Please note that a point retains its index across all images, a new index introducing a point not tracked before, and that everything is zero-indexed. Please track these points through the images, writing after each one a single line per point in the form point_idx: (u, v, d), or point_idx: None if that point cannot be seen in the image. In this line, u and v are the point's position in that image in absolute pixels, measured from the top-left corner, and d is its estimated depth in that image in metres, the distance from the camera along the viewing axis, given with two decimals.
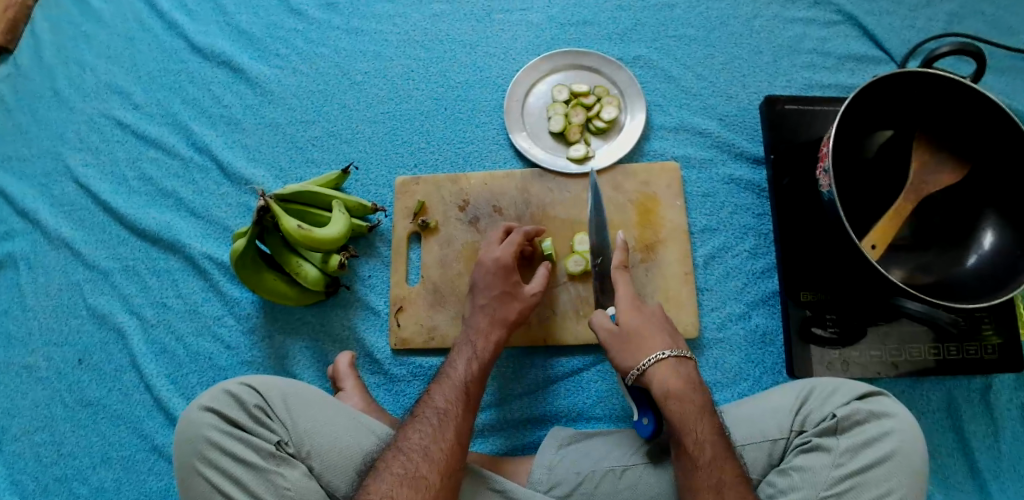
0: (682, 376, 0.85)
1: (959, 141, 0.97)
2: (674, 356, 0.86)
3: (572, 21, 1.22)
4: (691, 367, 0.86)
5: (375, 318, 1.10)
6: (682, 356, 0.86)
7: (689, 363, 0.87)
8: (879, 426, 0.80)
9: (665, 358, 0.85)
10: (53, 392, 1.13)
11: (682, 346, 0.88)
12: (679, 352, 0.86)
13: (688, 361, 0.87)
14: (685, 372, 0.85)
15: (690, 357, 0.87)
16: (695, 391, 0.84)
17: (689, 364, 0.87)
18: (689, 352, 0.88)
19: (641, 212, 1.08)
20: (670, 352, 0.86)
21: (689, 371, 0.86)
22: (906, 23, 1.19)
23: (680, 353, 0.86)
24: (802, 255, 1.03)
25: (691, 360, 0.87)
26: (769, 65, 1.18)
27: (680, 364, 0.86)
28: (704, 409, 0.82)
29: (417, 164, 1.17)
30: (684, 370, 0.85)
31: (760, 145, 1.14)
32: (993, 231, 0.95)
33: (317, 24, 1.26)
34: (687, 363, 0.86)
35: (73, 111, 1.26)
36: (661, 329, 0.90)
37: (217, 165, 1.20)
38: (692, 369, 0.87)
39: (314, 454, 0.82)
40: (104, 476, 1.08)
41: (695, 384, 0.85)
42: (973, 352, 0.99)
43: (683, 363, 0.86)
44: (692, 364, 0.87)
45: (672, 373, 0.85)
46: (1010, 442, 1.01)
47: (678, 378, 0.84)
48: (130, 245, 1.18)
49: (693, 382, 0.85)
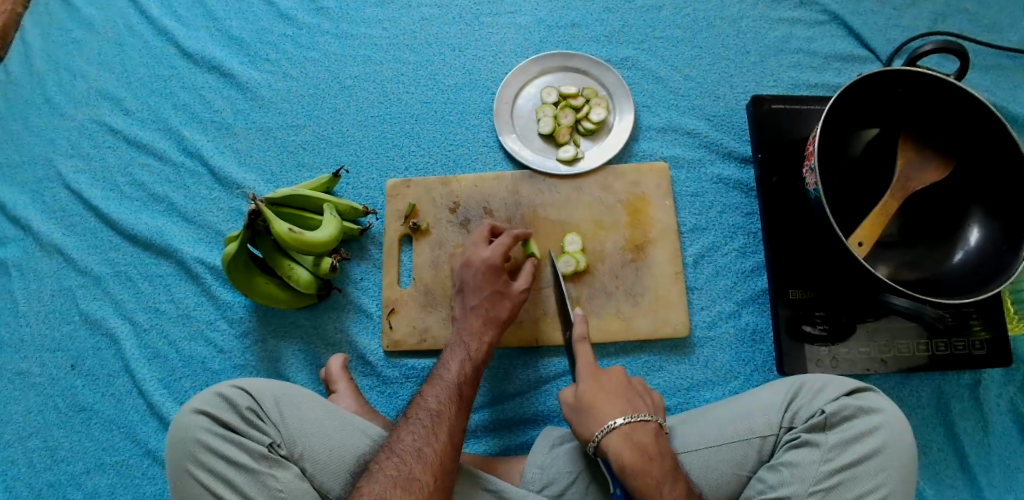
0: (637, 444, 0.81)
1: (945, 137, 0.98)
2: (627, 423, 0.82)
3: (561, 24, 1.23)
4: (651, 432, 0.83)
5: (367, 320, 1.10)
6: (637, 420, 0.83)
7: (649, 428, 0.83)
8: (867, 421, 0.80)
9: (617, 428, 0.82)
10: (45, 398, 1.13)
11: (640, 409, 0.85)
12: (634, 417, 0.83)
13: (646, 425, 0.83)
14: (643, 439, 0.82)
15: (648, 419, 0.84)
16: (656, 459, 0.80)
17: (649, 429, 0.83)
18: (647, 415, 0.84)
19: (630, 212, 1.09)
20: (621, 421, 0.83)
21: (649, 437, 0.82)
22: (892, 22, 1.20)
23: (633, 418, 0.83)
24: (790, 253, 1.04)
25: (650, 424, 0.84)
26: (756, 65, 1.19)
27: (635, 430, 0.82)
28: (669, 477, 0.79)
29: (408, 167, 1.18)
30: (640, 437, 0.82)
31: (747, 144, 1.15)
32: (979, 226, 0.96)
33: (307, 29, 1.27)
34: (644, 428, 0.83)
35: (64, 117, 1.27)
36: (617, 391, 0.87)
37: (208, 171, 1.21)
38: (654, 434, 0.83)
39: (306, 456, 0.82)
40: (98, 482, 1.08)
41: (657, 450, 0.81)
42: (961, 347, 1.00)
43: (639, 429, 0.83)
44: (651, 428, 0.83)
45: (626, 444, 0.81)
46: (1000, 437, 1.02)
47: (631, 449, 0.81)
48: (122, 250, 1.18)
49: (654, 448, 0.81)
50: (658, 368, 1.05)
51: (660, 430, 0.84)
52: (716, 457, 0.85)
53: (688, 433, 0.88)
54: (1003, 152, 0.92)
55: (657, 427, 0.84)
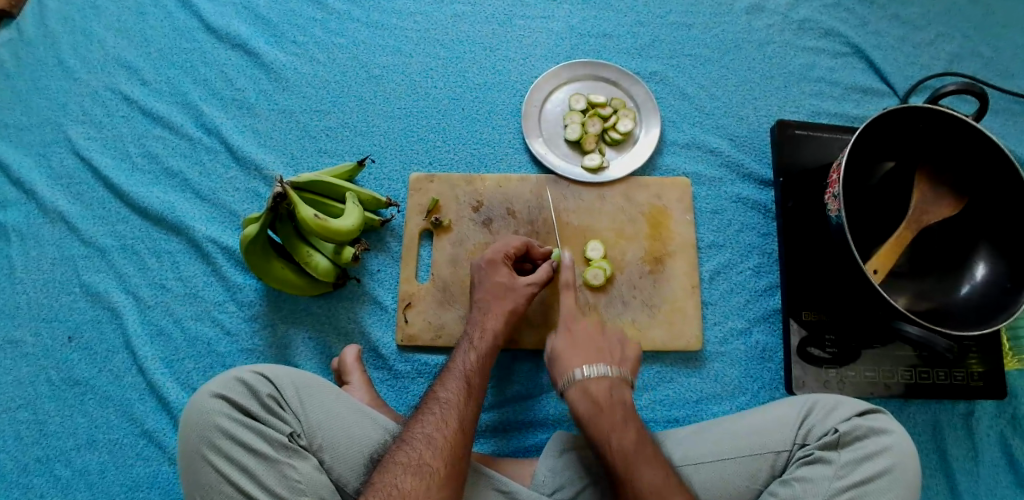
0: (590, 397, 0.85)
1: (961, 176, 1.01)
2: (585, 376, 0.86)
3: (592, 33, 1.25)
4: (608, 385, 0.86)
5: (382, 312, 1.09)
6: (594, 373, 0.86)
7: (606, 381, 0.86)
8: (878, 441, 0.82)
9: (576, 380, 0.86)
10: (39, 369, 1.09)
11: (601, 363, 0.88)
12: (592, 370, 0.87)
13: (603, 378, 0.86)
14: (598, 392, 0.85)
15: (605, 373, 0.87)
16: (605, 410, 0.84)
17: (607, 381, 0.86)
18: (606, 368, 0.87)
19: (651, 224, 1.11)
20: (581, 373, 0.87)
21: (604, 388, 0.86)
22: (909, 60, 1.24)
23: (591, 370, 0.87)
24: (806, 275, 1.06)
25: (608, 377, 0.87)
26: (780, 90, 1.22)
27: (590, 383, 0.86)
28: (618, 426, 0.82)
29: (431, 162, 1.17)
30: (594, 388, 0.86)
31: (767, 167, 1.18)
32: (986, 263, 1.00)
33: (337, 15, 1.26)
34: (601, 380, 0.86)
35: (77, 82, 1.23)
36: (587, 345, 0.90)
37: (226, 148, 1.18)
38: (610, 385, 0.86)
39: (325, 446, 0.82)
40: (88, 459, 1.04)
41: (609, 403, 0.84)
42: (960, 378, 1.04)
43: (595, 381, 0.86)
44: (607, 381, 0.86)
45: (580, 394, 0.86)
46: (989, 466, 1.05)
47: (585, 400, 0.85)
48: (131, 223, 1.15)
49: (606, 400, 0.85)
50: (669, 380, 1.06)
51: (621, 383, 0.87)
52: (730, 470, 0.86)
53: (697, 444, 0.89)
54: (1013, 191, 0.96)
55: (617, 380, 0.87)
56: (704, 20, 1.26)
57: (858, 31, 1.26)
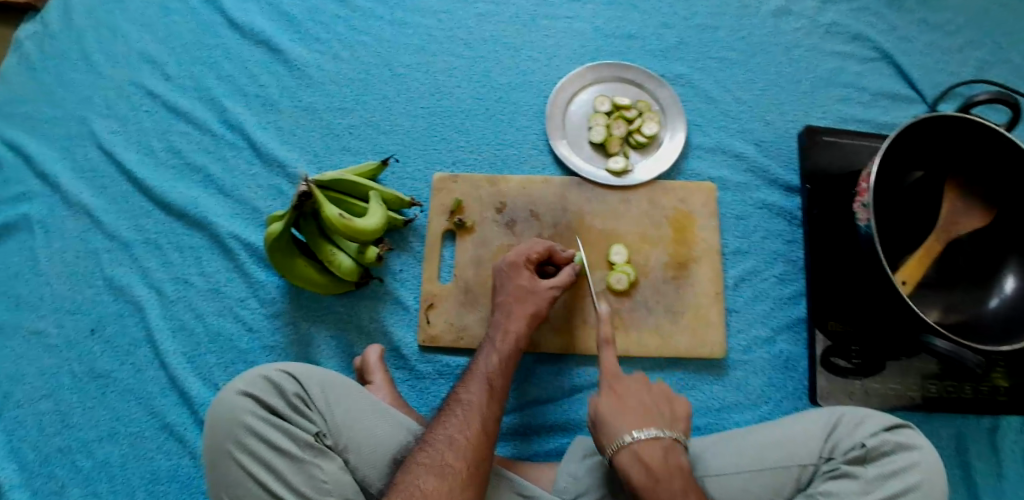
0: (644, 465, 0.80)
1: (992, 185, 1.00)
2: (636, 440, 0.81)
3: (617, 34, 1.24)
4: (662, 449, 0.81)
5: (403, 313, 1.09)
6: (647, 437, 0.81)
7: (659, 445, 0.81)
8: (906, 457, 0.82)
9: (626, 445, 0.81)
10: (62, 361, 1.09)
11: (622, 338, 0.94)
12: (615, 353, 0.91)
13: (657, 442, 0.81)
14: (651, 458, 0.80)
15: (659, 437, 0.81)
16: (662, 480, 0.78)
17: (660, 445, 0.81)
18: (659, 432, 0.82)
19: (676, 229, 1.10)
20: (630, 437, 0.81)
21: (657, 453, 0.80)
22: (939, 66, 1.23)
23: (642, 435, 0.81)
24: (832, 285, 1.05)
25: (661, 441, 0.81)
26: (806, 96, 1.21)
27: (644, 450, 0.80)
28: (678, 499, 0.77)
29: (454, 162, 1.17)
30: (647, 455, 0.80)
31: (793, 173, 1.16)
32: (1016, 275, 0.98)
33: (361, 12, 1.25)
34: (653, 444, 0.81)
35: (101, 75, 1.24)
36: (634, 405, 0.85)
37: (249, 145, 1.18)
38: (664, 449, 0.81)
39: (350, 447, 0.82)
40: (110, 451, 1.05)
41: (664, 470, 0.79)
42: (987, 392, 1.03)
43: (647, 446, 0.81)
44: (660, 446, 0.81)
45: (632, 460, 0.80)
46: (1013, 480, 1.03)
47: (639, 467, 0.80)
48: (154, 218, 1.16)
49: (661, 466, 0.79)
50: (691, 386, 1.06)
51: (675, 446, 0.82)
52: (755, 483, 0.85)
53: (720, 454, 0.89)
54: None
55: (671, 443, 0.82)
56: (730, 23, 1.25)
57: (887, 36, 1.24)
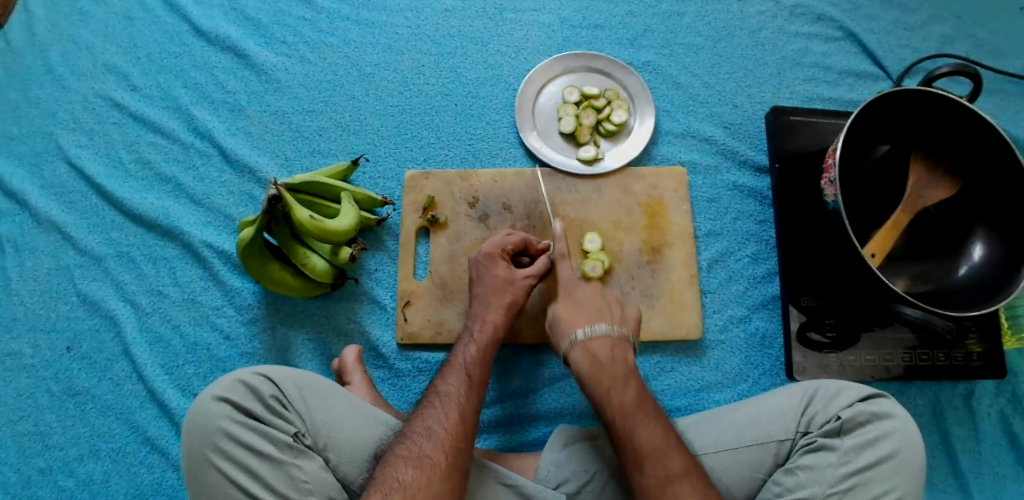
0: (592, 356, 0.87)
1: (956, 158, 1.01)
2: (586, 336, 0.88)
3: (584, 24, 1.24)
4: (609, 344, 0.87)
5: (381, 312, 1.09)
6: (594, 332, 0.88)
7: (607, 340, 0.88)
8: (881, 426, 0.82)
9: (578, 342, 0.88)
10: (39, 380, 1.08)
11: (599, 322, 0.90)
12: (591, 330, 0.88)
13: (605, 337, 0.88)
14: (600, 352, 0.87)
15: (605, 331, 0.88)
16: (606, 366, 0.86)
17: (608, 341, 0.88)
18: (607, 328, 0.89)
19: (648, 214, 1.11)
20: (582, 333, 0.88)
21: (606, 347, 0.87)
22: (901, 42, 1.24)
23: (592, 331, 0.88)
24: (805, 261, 1.06)
25: (609, 336, 0.88)
26: (773, 77, 1.22)
27: (591, 343, 0.87)
28: (618, 381, 0.84)
29: (426, 159, 1.16)
30: (596, 347, 0.87)
31: (763, 153, 1.17)
32: (983, 243, 1.00)
33: (326, 14, 1.25)
34: (601, 339, 0.88)
35: (66, 90, 1.22)
36: (588, 307, 0.92)
37: (219, 152, 1.18)
38: (611, 345, 0.88)
39: (330, 446, 0.82)
40: (92, 468, 1.04)
41: (611, 359, 0.86)
42: (960, 359, 1.04)
43: (595, 340, 0.88)
44: (607, 339, 0.88)
45: (583, 354, 0.87)
46: (990, 445, 1.05)
47: (587, 357, 0.87)
48: (126, 231, 1.15)
49: (608, 358, 0.86)
50: (670, 369, 1.06)
51: (622, 342, 0.89)
52: (735, 460, 0.86)
53: (702, 436, 0.89)
54: (1008, 171, 0.96)
55: (618, 339, 0.88)
56: (696, 8, 1.26)
57: (850, 15, 1.26)
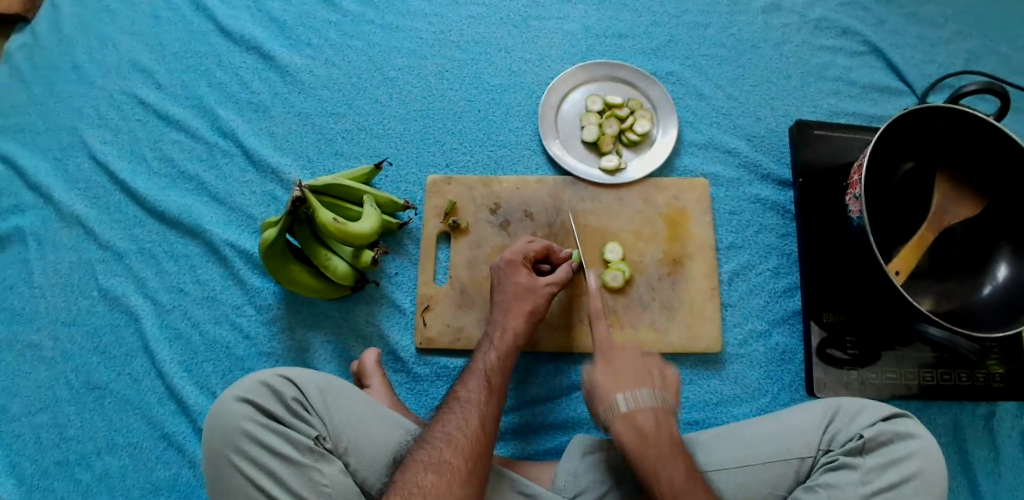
0: (637, 429, 0.82)
1: (980, 176, 1.01)
2: (630, 406, 0.83)
3: (608, 33, 1.24)
4: (654, 415, 0.83)
5: (400, 316, 1.09)
6: (637, 402, 0.83)
7: (652, 410, 0.83)
8: (904, 447, 0.82)
9: (620, 411, 0.83)
10: (58, 373, 1.09)
11: (643, 389, 0.85)
12: (635, 399, 0.83)
13: (649, 408, 0.83)
14: (644, 422, 0.82)
15: (650, 401, 0.83)
16: (653, 441, 0.81)
17: (652, 411, 0.83)
18: (651, 396, 0.84)
19: (670, 225, 1.10)
20: (624, 402, 0.83)
21: (650, 418, 0.82)
22: (927, 58, 1.23)
23: (637, 401, 0.83)
24: (826, 277, 1.05)
25: (654, 407, 0.83)
26: (796, 90, 1.21)
27: (636, 414, 0.82)
28: (666, 458, 0.79)
29: (448, 164, 1.17)
30: (640, 419, 0.82)
31: (785, 167, 1.17)
32: (1008, 263, 0.99)
33: (352, 17, 1.26)
34: (646, 410, 0.83)
35: (92, 85, 1.23)
36: (629, 372, 0.87)
37: (242, 152, 1.18)
38: (656, 417, 0.83)
39: (350, 449, 0.82)
40: (109, 463, 1.04)
41: (656, 432, 0.81)
42: (981, 379, 1.03)
43: (640, 410, 0.83)
44: (652, 410, 0.83)
45: (626, 424, 0.82)
46: (1011, 467, 1.04)
47: (631, 430, 0.82)
48: (147, 228, 1.15)
49: (654, 432, 0.81)
50: (688, 381, 1.06)
51: (665, 410, 0.84)
52: (756, 476, 0.86)
53: (722, 450, 0.89)
54: None
55: (663, 409, 0.84)
56: (720, 19, 1.26)
57: (876, 29, 1.25)
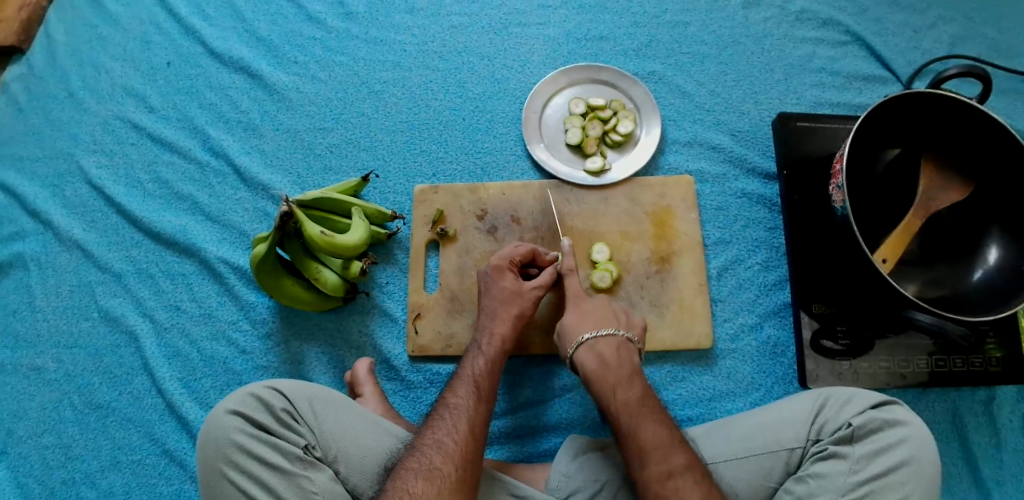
0: (598, 356, 0.88)
1: (967, 160, 1.00)
2: (592, 338, 0.90)
3: (589, 36, 1.25)
4: (615, 345, 0.90)
5: (392, 324, 1.10)
6: (600, 334, 0.90)
7: (613, 342, 0.90)
8: (893, 434, 0.81)
9: (583, 343, 0.90)
10: (62, 394, 1.11)
11: (607, 324, 0.92)
12: (599, 331, 0.91)
13: (611, 339, 0.90)
14: (606, 352, 0.89)
15: (613, 334, 0.91)
16: (612, 366, 0.87)
17: (614, 343, 0.90)
18: (613, 331, 0.91)
19: (656, 224, 1.11)
20: (588, 335, 0.91)
21: (612, 348, 0.89)
22: (911, 45, 1.23)
23: (598, 333, 0.91)
24: (815, 268, 1.05)
25: (614, 339, 0.90)
26: (780, 83, 1.22)
27: (599, 343, 0.90)
28: (624, 381, 0.86)
29: (435, 173, 1.18)
30: (602, 348, 0.89)
31: (771, 160, 1.17)
32: (998, 246, 0.98)
33: (336, 33, 1.28)
34: (608, 342, 0.90)
35: (87, 112, 1.27)
36: (594, 314, 0.94)
37: (233, 170, 1.20)
38: (617, 347, 0.90)
39: (340, 458, 0.83)
40: (113, 480, 1.06)
41: (617, 361, 0.88)
42: (978, 364, 1.02)
43: (602, 341, 0.90)
44: (614, 342, 0.90)
45: (589, 354, 0.89)
46: (1013, 453, 1.02)
47: (594, 359, 0.89)
48: (144, 248, 1.18)
49: (614, 359, 0.88)
50: (680, 379, 1.06)
51: (627, 345, 0.91)
52: (744, 468, 0.86)
53: (712, 446, 0.89)
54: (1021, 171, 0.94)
55: (625, 342, 0.91)
56: (700, 17, 1.26)
57: (857, 18, 1.25)
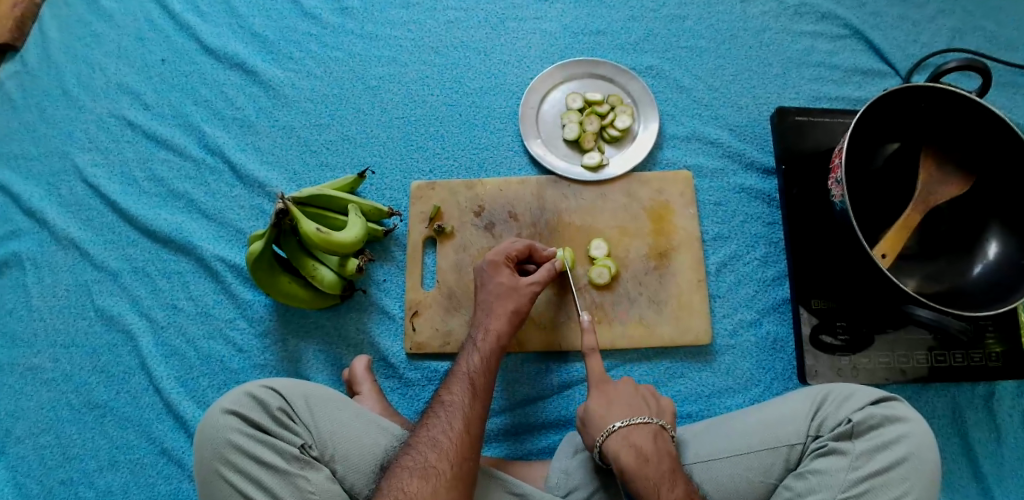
0: (636, 450, 0.82)
1: (967, 153, 0.99)
2: (625, 427, 0.84)
3: (586, 30, 1.25)
4: (649, 434, 0.83)
5: (390, 322, 1.10)
6: (632, 424, 0.84)
7: (648, 431, 0.83)
8: (893, 430, 0.81)
9: (616, 432, 0.83)
10: (59, 393, 1.11)
11: (639, 413, 0.86)
12: (631, 420, 0.84)
13: (644, 428, 0.84)
14: (642, 443, 0.82)
15: (645, 423, 0.84)
16: (652, 460, 0.81)
17: (647, 432, 0.83)
18: (646, 419, 0.85)
19: (655, 219, 1.10)
20: (620, 424, 0.84)
21: (646, 439, 0.83)
22: (910, 38, 1.22)
23: (631, 422, 0.84)
24: (814, 263, 1.05)
25: (648, 428, 0.84)
26: (778, 77, 1.21)
27: (632, 433, 0.83)
28: (665, 479, 0.80)
29: (432, 169, 1.17)
30: (639, 440, 0.82)
31: (769, 155, 1.17)
32: (998, 240, 0.98)
33: (331, 29, 1.27)
34: (642, 432, 0.83)
35: (82, 109, 1.26)
36: (621, 400, 0.88)
37: (229, 168, 1.20)
38: (652, 436, 0.83)
39: (336, 457, 0.83)
40: (111, 479, 1.06)
41: (654, 452, 0.82)
42: (978, 359, 1.01)
43: (636, 431, 0.83)
44: (648, 432, 0.83)
45: (625, 445, 0.82)
46: (1013, 448, 1.02)
47: (631, 453, 0.81)
48: (140, 247, 1.17)
49: (652, 451, 0.82)
50: (679, 375, 1.05)
51: (661, 432, 0.84)
52: (744, 465, 0.85)
53: (711, 443, 0.89)
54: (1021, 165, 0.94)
55: (658, 430, 0.84)
56: (698, 11, 1.25)
57: (855, 12, 1.24)
